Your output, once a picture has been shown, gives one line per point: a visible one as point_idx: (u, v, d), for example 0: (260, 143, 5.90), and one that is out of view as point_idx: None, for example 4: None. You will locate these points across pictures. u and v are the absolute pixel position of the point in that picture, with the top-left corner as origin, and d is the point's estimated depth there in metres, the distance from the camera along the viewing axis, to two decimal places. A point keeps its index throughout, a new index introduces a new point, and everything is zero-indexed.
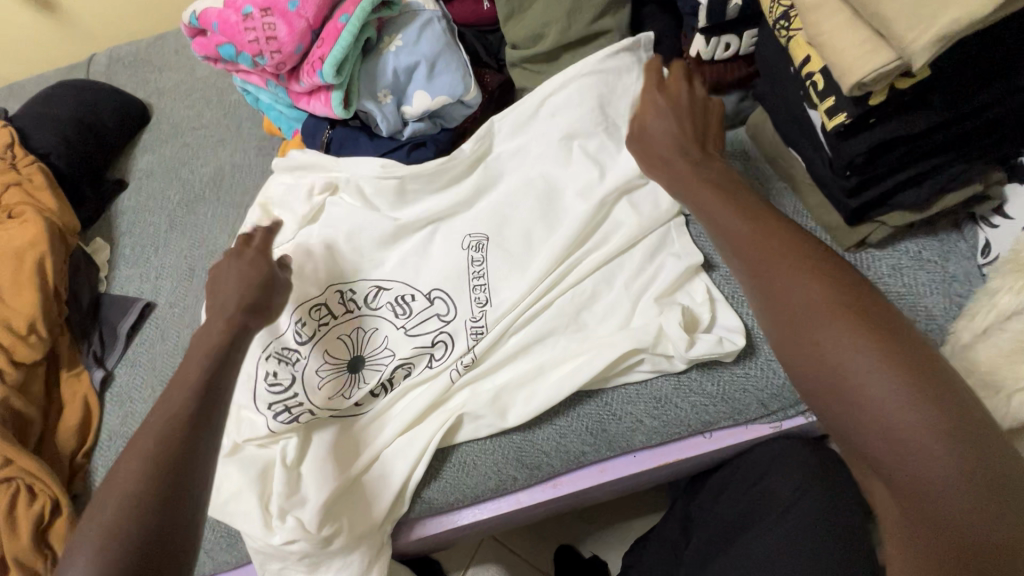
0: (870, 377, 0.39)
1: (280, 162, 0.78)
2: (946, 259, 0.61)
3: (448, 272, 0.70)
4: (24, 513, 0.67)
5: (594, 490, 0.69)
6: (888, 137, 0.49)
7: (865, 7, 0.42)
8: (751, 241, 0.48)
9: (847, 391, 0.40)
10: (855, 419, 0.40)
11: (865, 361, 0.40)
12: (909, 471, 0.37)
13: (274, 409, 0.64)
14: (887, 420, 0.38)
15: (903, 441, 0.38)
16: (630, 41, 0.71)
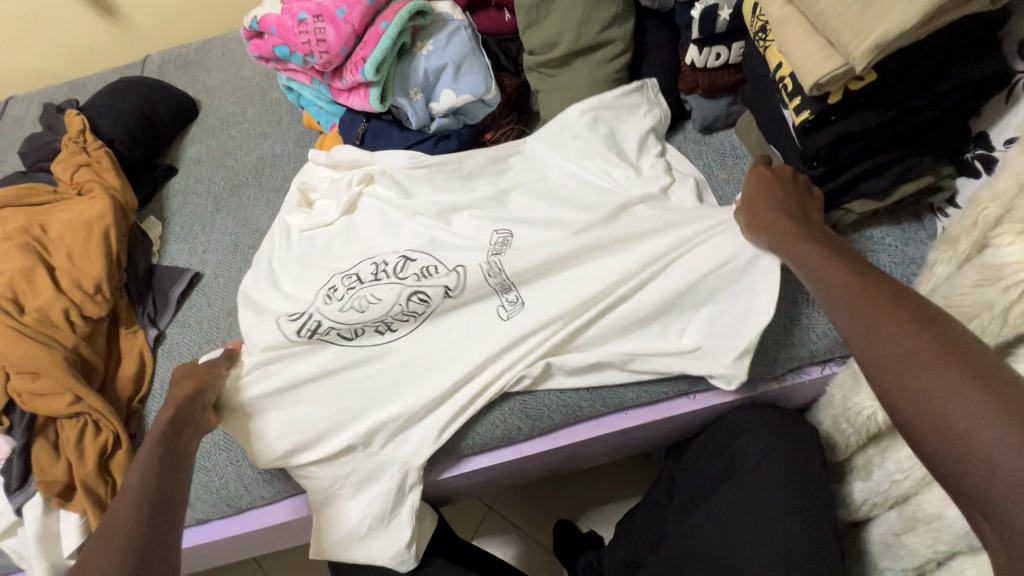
0: (934, 384, 0.41)
1: (323, 158, 0.89)
2: (907, 244, 0.69)
3: (470, 244, 0.76)
4: (90, 444, 0.77)
5: (587, 444, 0.77)
6: (845, 132, 0.58)
7: (820, 20, 0.52)
8: (843, 283, 0.52)
9: (928, 407, 0.40)
10: (934, 432, 0.40)
11: (940, 373, 0.41)
12: (985, 481, 0.36)
13: (319, 357, 0.75)
14: (962, 424, 0.38)
15: (979, 443, 0.37)
16: (637, 84, 0.82)
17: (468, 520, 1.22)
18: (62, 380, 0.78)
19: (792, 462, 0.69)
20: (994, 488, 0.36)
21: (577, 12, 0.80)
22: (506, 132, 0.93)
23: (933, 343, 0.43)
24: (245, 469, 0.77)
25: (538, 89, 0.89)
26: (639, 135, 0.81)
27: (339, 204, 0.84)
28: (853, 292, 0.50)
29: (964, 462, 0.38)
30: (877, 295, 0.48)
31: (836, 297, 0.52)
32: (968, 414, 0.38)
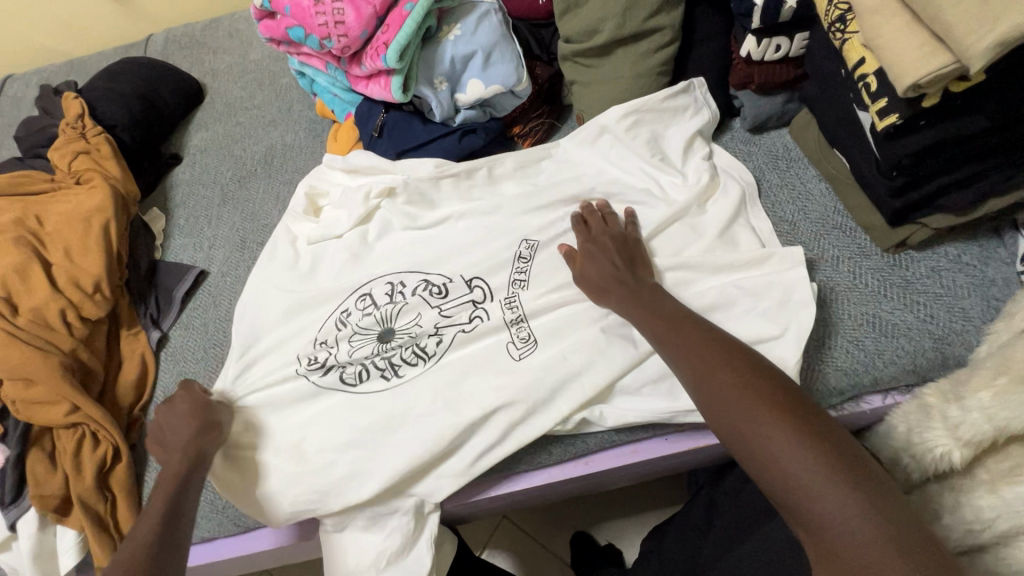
0: (770, 440, 0.46)
1: (335, 160, 0.83)
2: (986, 263, 0.62)
3: (492, 262, 0.74)
4: (88, 456, 0.72)
5: (623, 471, 0.71)
6: (937, 139, 0.51)
7: (926, 12, 0.44)
8: (682, 344, 0.55)
9: (784, 481, 0.44)
10: (801, 509, 0.43)
11: (771, 428, 0.46)
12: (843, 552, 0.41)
13: (320, 372, 0.71)
14: (791, 476, 0.44)
15: (817, 498, 0.42)
16: (683, 84, 0.75)
17: (480, 529, 1.18)
18: (58, 388, 0.72)
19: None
20: (824, 533, 0.42)
21: None
22: (535, 127, 0.86)
23: (771, 398, 0.48)
24: None
25: (574, 81, 0.82)
26: (683, 145, 0.74)
27: (353, 210, 0.78)
28: (695, 350, 0.54)
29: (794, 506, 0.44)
30: (714, 349, 0.53)
31: (674, 349, 0.55)
32: (794, 466, 0.44)
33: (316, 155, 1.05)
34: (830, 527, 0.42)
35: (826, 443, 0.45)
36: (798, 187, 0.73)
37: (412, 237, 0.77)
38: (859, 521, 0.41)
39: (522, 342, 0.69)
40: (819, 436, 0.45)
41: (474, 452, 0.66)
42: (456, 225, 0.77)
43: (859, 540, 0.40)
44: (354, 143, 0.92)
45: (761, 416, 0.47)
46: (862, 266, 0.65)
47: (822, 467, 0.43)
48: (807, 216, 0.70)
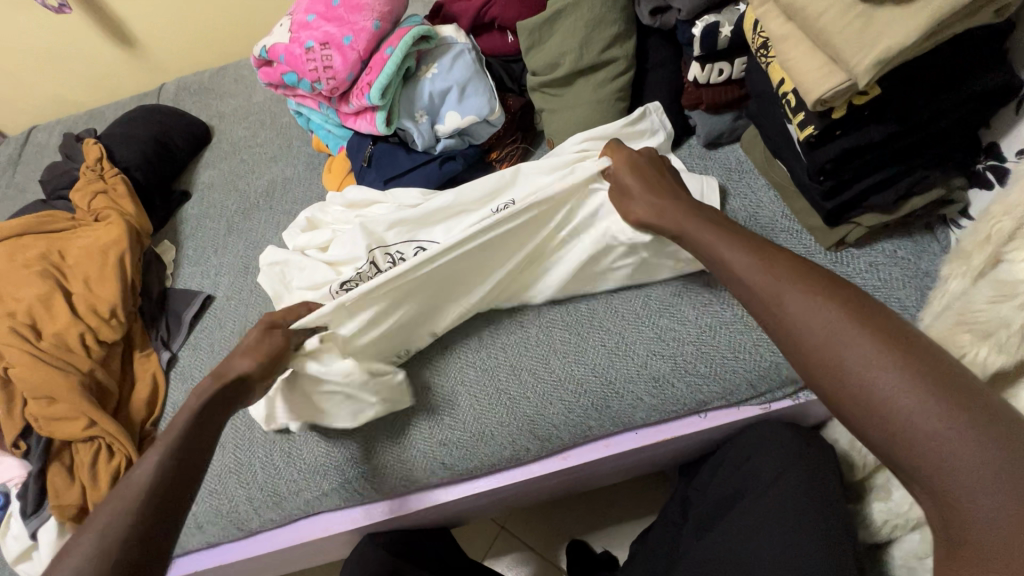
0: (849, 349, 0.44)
1: (337, 197, 0.93)
2: (920, 257, 0.68)
3: None
4: (104, 467, 0.78)
5: (599, 464, 0.76)
6: (852, 146, 0.58)
7: (820, 38, 0.51)
8: (722, 245, 0.58)
9: (831, 364, 0.44)
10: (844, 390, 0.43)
11: (854, 334, 0.44)
12: (907, 428, 0.39)
13: None
14: (868, 378, 0.42)
15: (908, 411, 0.39)
16: (641, 110, 0.82)
17: (481, 540, 1.22)
18: (77, 405, 0.79)
19: (811, 477, 0.65)
20: (915, 446, 0.39)
21: (578, 33, 0.80)
22: (512, 152, 0.94)
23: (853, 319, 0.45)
24: (255, 491, 0.77)
25: (542, 109, 0.90)
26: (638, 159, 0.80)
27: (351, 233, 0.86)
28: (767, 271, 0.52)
29: (880, 427, 0.41)
30: (776, 257, 0.53)
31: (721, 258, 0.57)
32: (874, 373, 0.42)
33: (314, 185, 1.13)
34: (917, 435, 0.39)
35: (909, 350, 0.42)
36: (750, 196, 0.79)
37: (392, 252, 0.84)
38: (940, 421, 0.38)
39: None
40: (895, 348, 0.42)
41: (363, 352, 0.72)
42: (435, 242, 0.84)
43: (946, 444, 0.37)
44: (346, 174, 1.00)
45: (820, 328, 0.46)
46: (807, 265, 0.71)
47: (908, 373, 0.41)
48: (757, 220, 0.76)
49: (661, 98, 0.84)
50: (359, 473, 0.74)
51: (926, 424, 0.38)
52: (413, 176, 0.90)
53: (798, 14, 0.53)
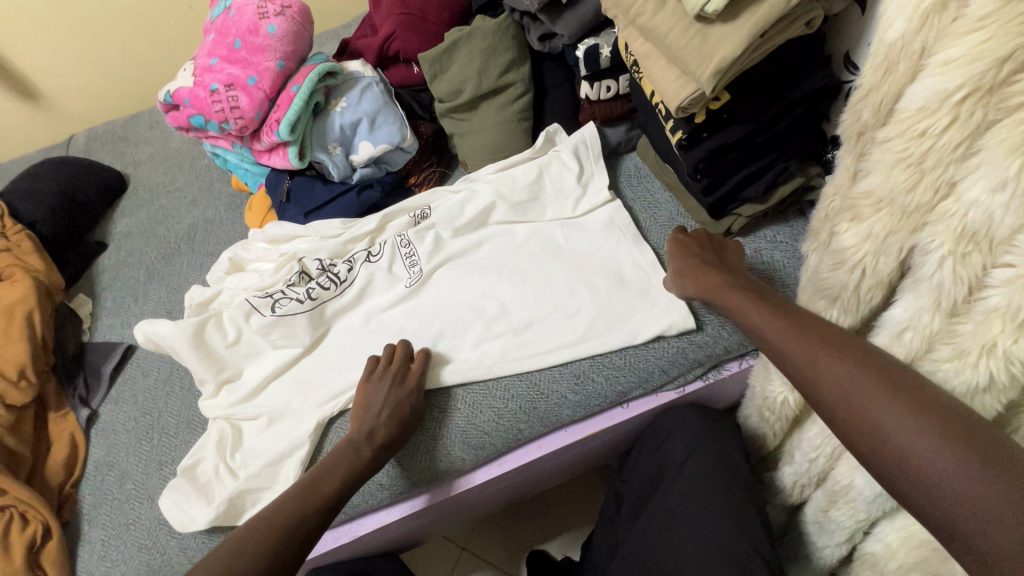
0: (849, 387, 0.44)
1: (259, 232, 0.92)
2: (797, 239, 0.76)
3: (386, 268, 0.84)
4: (18, 537, 0.73)
5: (534, 465, 0.78)
6: (716, 146, 0.65)
7: (671, 53, 0.58)
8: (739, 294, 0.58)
9: (851, 411, 0.43)
10: (864, 437, 0.42)
11: (849, 373, 0.44)
12: (913, 466, 0.39)
13: (269, 304, 0.80)
14: (875, 422, 0.41)
15: (900, 437, 0.40)
16: (544, 135, 0.88)
17: (442, 566, 1.20)
18: None
19: (714, 450, 0.71)
20: (915, 472, 0.39)
21: (475, 61, 0.86)
22: (429, 175, 0.98)
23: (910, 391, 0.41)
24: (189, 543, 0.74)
25: (452, 133, 0.94)
26: (557, 180, 0.86)
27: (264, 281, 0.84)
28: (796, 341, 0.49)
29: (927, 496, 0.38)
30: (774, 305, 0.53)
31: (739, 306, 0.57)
32: (875, 406, 0.42)
33: (237, 224, 1.13)
34: (916, 464, 0.39)
35: (915, 393, 0.41)
36: (649, 199, 0.85)
37: (309, 261, 0.84)
38: (940, 452, 0.38)
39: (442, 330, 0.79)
40: (944, 427, 0.39)
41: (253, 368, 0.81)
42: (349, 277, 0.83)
43: (944, 474, 0.37)
44: (267, 210, 1.00)
45: (820, 360, 0.46)
46: None
47: (906, 410, 0.40)
48: (657, 221, 0.83)
49: (559, 116, 0.90)
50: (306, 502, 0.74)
51: (935, 466, 0.38)
52: (333, 206, 0.92)
53: (650, 34, 0.60)
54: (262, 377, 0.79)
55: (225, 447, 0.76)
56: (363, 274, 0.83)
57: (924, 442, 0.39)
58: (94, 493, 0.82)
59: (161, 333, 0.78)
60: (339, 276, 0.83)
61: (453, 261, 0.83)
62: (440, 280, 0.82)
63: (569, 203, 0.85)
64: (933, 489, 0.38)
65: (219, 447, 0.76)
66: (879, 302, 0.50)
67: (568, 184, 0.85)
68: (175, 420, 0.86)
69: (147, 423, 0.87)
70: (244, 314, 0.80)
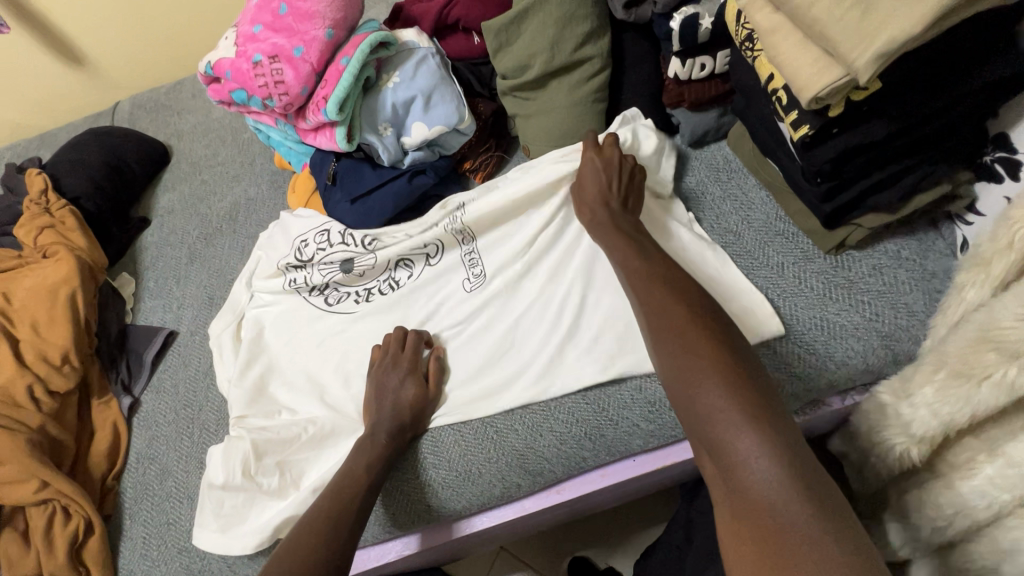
0: (693, 369, 0.44)
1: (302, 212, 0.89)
2: (926, 256, 0.63)
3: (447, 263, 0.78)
4: (61, 531, 0.72)
5: (596, 493, 0.71)
6: (850, 146, 0.53)
7: (813, 29, 0.46)
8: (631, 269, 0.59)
9: (682, 386, 0.44)
10: (691, 410, 0.43)
11: (699, 358, 0.45)
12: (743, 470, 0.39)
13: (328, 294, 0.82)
14: (710, 402, 0.42)
15: (724, 426, 0.41)
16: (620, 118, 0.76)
17: (480, 563, 1.17)
18: (27, 466, 0.72)
19: None
20: (725, 453, 0.40)
21: (548, 31, 0.75)
22: (485, 161, 0.89)
23: (688, 311, 0.49)
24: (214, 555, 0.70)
25: (515, 114, 0.84)
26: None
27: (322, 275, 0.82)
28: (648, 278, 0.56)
29: (693, 414, 0.43)
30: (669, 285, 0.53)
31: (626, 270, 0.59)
32: (708, 388, 0.43)
33: (279, 205, 1.07)
34: (727, 443, 0.40)
35: (742, 391, 0.42)
36: (741, 198, 0.73)
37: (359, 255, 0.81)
38: (779, 483, 0.37)
39: (504, 339, 0.72)
40: (742, 376, 0.43)
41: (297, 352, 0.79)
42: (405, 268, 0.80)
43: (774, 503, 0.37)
44: (311, 193, 0.94)
45: (680, 335, 0.47)
46: (806, 270, 0.66)
47: (737, 404, 0.41)
48: (750, 223, 0.71)
49: (639, 97, 0.78)
50: None
51: (769, 490, 0.37)
52: (381, 193, 0.83)
53: (785, 4, 0.48)
54: (310, 370, 0.78)
55: (248, 469, 0.70)
56: (418, 269, 0.80)
57: (773, 467, 0.38)
58: (136, 486, 0.80)
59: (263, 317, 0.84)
60: (398, 282, 0.80)
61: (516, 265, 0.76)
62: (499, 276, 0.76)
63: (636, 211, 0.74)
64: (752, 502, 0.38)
65: (241, 468, 0.70)
66: None
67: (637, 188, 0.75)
68: (215, 416, 0.82)
69: (187, 416, 0.83)
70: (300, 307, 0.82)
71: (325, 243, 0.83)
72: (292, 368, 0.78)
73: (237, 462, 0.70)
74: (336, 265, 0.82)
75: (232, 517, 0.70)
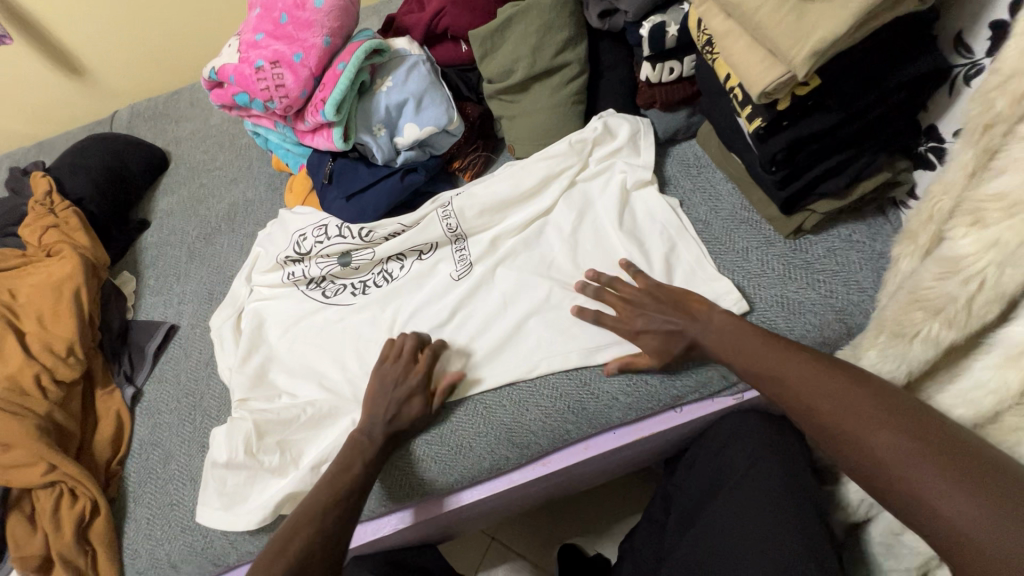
0: (831, 409, 0.51)
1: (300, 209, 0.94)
2: (874, 239, 0.69)
3: (440, 253, 0.83)
4: (67, 512, 0.75)
5: (580, 466, 0.76)
6: (798, 136, 0.59)
7: (759, 32, 0.53)
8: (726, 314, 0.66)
9: (828, 425, 0.51)
10: (849, 447, 0.50)
11: (831, 397, 0.52)
12: (905, 486, 0.45)
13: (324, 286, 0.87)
14: (865, 437, 0.49)
15: (889, 453, 0.47)
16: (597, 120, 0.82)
17: (471, 554, 1.20)
18: (35, 450, 0.75)
19: (773, 458, 0.67)
20: (892, 476, 0.46)
21: (530, 39, 0.81)
22: (473, 160, 0.94)
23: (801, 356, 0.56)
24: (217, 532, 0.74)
25: (501, 116, 0.90)
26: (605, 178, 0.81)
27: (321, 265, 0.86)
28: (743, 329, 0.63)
29: (853, 449, 0.50)
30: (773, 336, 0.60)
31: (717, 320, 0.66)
32: (854, 425, 0.50)
33: (276, 205, 1.11)
34: (892, 467, 0.46)
35: (889, 419, 0.48)
36: (709, 190, 0.80)
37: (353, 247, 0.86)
38: (939, 490, 0.44)
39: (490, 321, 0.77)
40: (877, 403, 0.50)
41: (294, 341, 0.83)
42: (398, 262, 0.85)
43: (938, 502, 0.43)
44: (308, 192, 0.98)
45: (802, 380, 0.55)
46: (766, 254, 0.72)
47: (890, 432, 0.48)
48: (717, 213, 0.77)
49: (614, 100, 0.85)
50: None
51: (938, 498, 0.43)
52: (375, 190, 0.88)
53: (735, 11, 0.55)
54: (308, 356, 0.82)
55: (250, 448, 0.74)
56: (409, 260, 0.85)
57: (928, 475, 0.44)
58: (139, 471, 0.83)
59: (266, 312, 0.88)
60: (392, 274, 0.85)
61: (502, 255, 0.81)
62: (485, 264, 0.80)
63: (615, 205, 0.79)
64: (926, 512, 0.44)
65: (243, 446, 0.73)
66: (993, 318, 0.44)
67: (617, 184, 0.80)
68: (216, 403, 0.86)
69: (189, 403, 0.87)
70: (298, 298, 0.87)
71: (323, 236, 0.87)
72: (292, 354, 0.83)
73: (240, 442, 0.74)
74: (332, 257, 0.86)
75: (234, 494, 0.73)
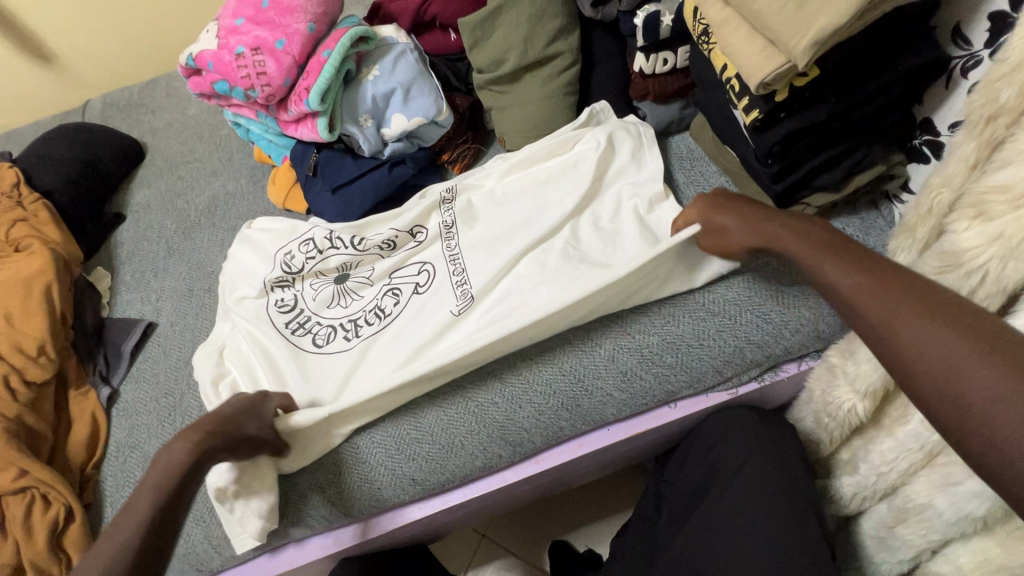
0: (888, 304, 0.42)
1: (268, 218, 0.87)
2: (868, 233, 0.69)
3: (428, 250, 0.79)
4: (39, 519, 0.72)
5: (575, 462, 0.75)
6: (796, 127, 0.58)
7: (758, 20, 0.52)
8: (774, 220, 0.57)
9: (875, 324, 0.42)
10: (895, 348, 0.40)
11: (892, 291, 0.42)
12: (954, 393, 0.36)
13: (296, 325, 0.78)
14: (913, 332, 0.39)
15: (941, 356, 0.37)
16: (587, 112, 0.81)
17: (461, 553, 1.18)
18: (4, 454, 0.72)
19: (766, 459, 0.66)
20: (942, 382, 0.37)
21: (522, 27, 0.79)
22: (463, 152, 0.92)
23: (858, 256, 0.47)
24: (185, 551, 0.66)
25: (491, 107, 0.88)
26: (615, 205, 0.76)
27: (307, 292, 0.79)
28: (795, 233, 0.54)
29: (898, 352, 0.40)
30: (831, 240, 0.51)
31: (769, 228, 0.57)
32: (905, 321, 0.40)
33: (258, 198, 1.08)
34: (946, 370, 0.36)
35: (955, 318, 0.38)
36: (703, 184, 0.79)
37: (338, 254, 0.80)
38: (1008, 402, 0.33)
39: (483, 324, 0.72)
40: (942, 303, 0.40)
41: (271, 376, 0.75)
42: (389, 295, 0.77)
43: (997, 414, 0.33)
44: (292, 185, 0.95)
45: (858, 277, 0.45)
46: None
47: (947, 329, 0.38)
48: None
49: (607, 91, 0.83)
50: (324, 499, 0.70)
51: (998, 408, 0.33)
52: (364, 181, 0.85)
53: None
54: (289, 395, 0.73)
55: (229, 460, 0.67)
56: (393, 262, 0.79)
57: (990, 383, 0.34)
58: (116, 474, 0.80)
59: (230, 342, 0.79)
60: (385, 310, 0.76)
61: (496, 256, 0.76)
62: (477, 263, 0.76)
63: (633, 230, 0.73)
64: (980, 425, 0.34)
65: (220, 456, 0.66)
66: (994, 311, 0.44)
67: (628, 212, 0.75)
68: (197, 403, 0.82)
69: (168, 404, 0.84)
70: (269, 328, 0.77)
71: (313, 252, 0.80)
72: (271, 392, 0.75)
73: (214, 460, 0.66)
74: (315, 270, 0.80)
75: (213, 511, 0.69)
